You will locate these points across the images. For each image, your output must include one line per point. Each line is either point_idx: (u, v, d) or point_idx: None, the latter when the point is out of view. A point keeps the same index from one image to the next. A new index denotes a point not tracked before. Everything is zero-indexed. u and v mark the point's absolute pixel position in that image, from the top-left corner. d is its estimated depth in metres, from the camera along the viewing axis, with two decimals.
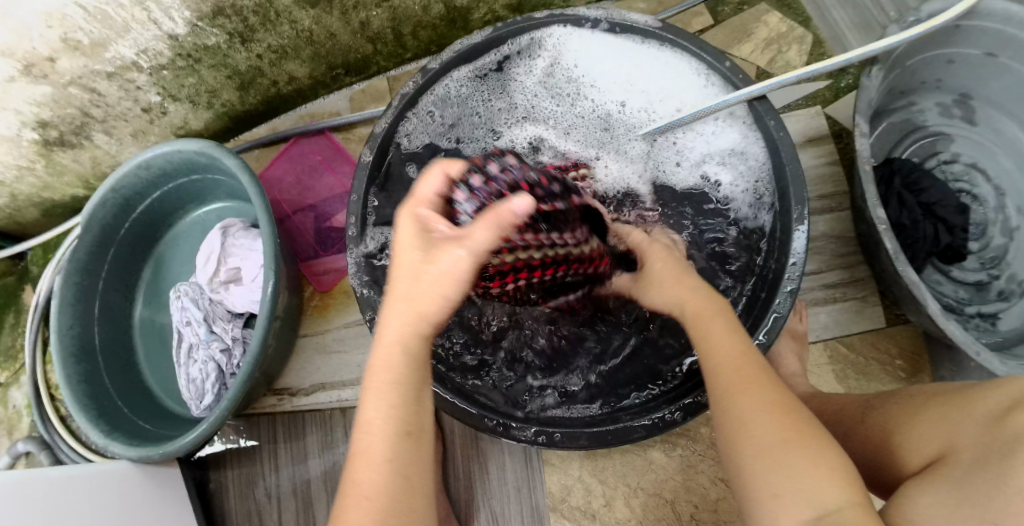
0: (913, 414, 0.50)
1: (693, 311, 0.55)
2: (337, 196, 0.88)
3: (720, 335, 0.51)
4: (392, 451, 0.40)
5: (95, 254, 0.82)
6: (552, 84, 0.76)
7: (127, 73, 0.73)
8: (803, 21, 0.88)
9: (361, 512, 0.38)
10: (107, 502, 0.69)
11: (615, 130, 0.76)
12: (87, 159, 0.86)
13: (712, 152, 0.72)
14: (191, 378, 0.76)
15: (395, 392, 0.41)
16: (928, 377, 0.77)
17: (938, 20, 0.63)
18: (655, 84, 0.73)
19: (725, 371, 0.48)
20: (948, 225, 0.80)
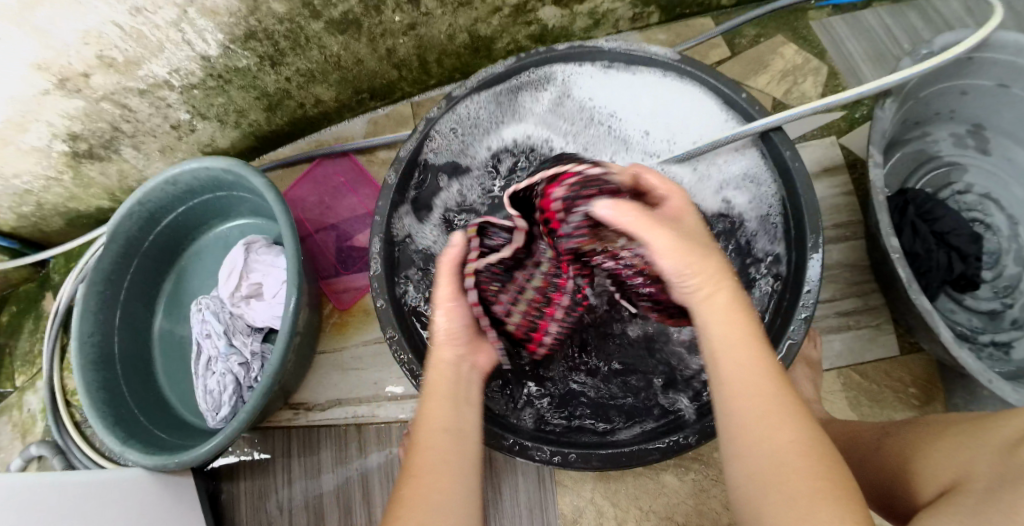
0: (927, 443, 0.51)
1: (721, 320, 0.46)
2: (359, 217, 0.90)
3: (744, 356, 0.44)
4: (441, 438, 0.46)
5: (119, 265, 0.84)
6: (570, 110, 0.77)
7: (158, 90, 0.75)
8: (818, 53, 0.90)
9: (414, 486, 0.43)
10: (120, 507, 0.70)
11: (627, 151, 0.76)
12: (115, 172, 0.89)
13: (729, 180, 0.72)
14: (209, 390, 0.78)
15: (447, 398, 0.50)
16: (941, 405, 0.78)
17: (949, 53, 0.63)
18: (674, 114, 0.74)
19: (751, 401, 0.43)
20: (961, 254, 0.80)
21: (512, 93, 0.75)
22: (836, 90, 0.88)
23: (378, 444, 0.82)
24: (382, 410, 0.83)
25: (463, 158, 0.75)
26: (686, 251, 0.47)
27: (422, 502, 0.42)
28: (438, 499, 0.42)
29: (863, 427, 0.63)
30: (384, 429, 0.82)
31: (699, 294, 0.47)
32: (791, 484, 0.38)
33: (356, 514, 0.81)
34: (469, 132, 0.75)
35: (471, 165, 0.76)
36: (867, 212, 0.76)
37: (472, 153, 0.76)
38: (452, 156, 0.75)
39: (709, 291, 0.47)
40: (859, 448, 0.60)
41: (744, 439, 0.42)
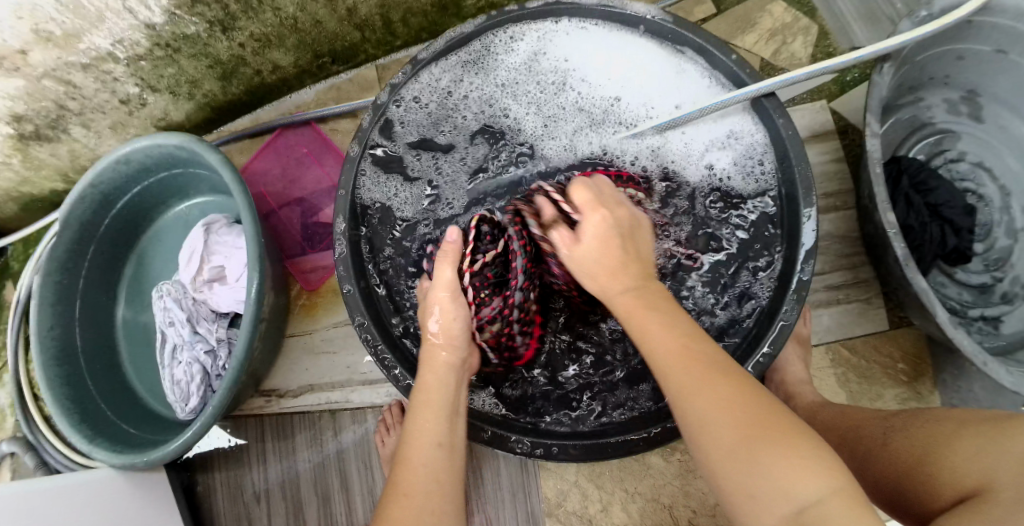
0: (941, 438, 0.50)
1: (624, 310, 0.47)
2: (324, 190, 0.85)
3: (659, 324, 0.44)
4: (427, 459, 0.46)
5: (74, 252, 0.79)
6: (539, 72, 0.71)
7: (103, 64, 0.69)
8: (808, 11, 0.85)
9: (400, 506, 0.42)
10: (93, 510, 0.67)
11: (604, 123, 0.70)
12: (65, 152, 0.83)
13: (711, 142, 0.67)
14: (175, 381, 0.73)
15: (434, 414, 0.48)
16: (930, 381, 0.76)
17: (952, 17, 0.62)
18: (654, 79, 0.69)
19: (669, 370, 0.41)
20: (954, 227, 0.78)
21: (478, 53, 0.69)
22: (828, 51, 0.84)
23: (353, 430, 0.79)
24: (356, 396, 0.79)
25: (427, 131, 0.70)
26: (601, 270, 0.49)
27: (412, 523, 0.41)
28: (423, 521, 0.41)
29: (860, 417, 0.61)
30: (359, 414, 0.79)
31: (607, 293, 0.49)
32: (721, 445, 0.36)
33: (334, 502, 0.78)
34: (430, 102, 0.69)
35: (432, 139, 0.70)
36: (859, 181, 0.73)
37: (440, 126, 0.70)
38: (419, 130, 0.70)
39: (610, 292, 0.48)
40: (860, 439, 0.58)
41: (676, 405, 0.40)
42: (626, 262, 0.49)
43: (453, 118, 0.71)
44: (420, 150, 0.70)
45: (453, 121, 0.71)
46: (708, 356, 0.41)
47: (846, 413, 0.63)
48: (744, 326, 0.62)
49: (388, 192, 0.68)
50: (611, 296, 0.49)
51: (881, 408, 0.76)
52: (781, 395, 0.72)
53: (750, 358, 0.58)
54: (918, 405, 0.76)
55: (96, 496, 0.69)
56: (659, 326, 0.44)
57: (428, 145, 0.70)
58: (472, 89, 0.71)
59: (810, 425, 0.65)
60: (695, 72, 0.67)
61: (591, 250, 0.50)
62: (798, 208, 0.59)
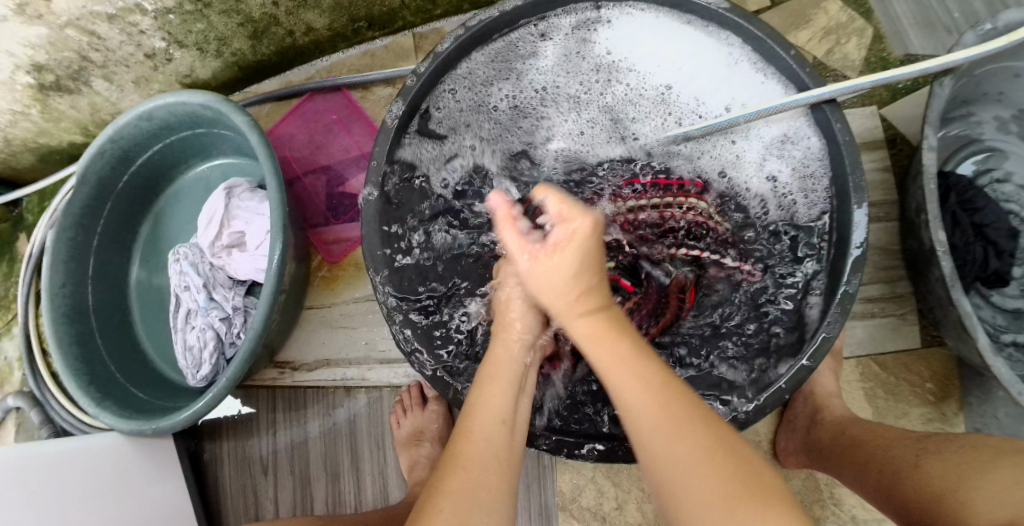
0: (975, 466, 0.47)
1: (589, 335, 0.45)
2: (352, 159, 0.83)
3: (622, 363, 0.42)
4: (488, 434, 0.42)
5: (91, 208, 0.77)
6: (580, 71, 0.71)
7: (129, 16, 0.67)
8: (865, 12, 0.80)
9: (457, 479, 0.39)
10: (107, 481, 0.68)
11: (648, 119, 0.71)
12: (86, 105, 0.81)
13: (768, 150, 0.66)
14: (189, 346, 0.72)
15: (499, 388, 0.45)
16: (957, 403, 0.74)
17: None
18: (707, 71, 0.67)
19: (638, 413, 0.40)
20: (998, 249, 0.75)
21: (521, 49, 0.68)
22: (881, 56, 0.80)
23: (366, 410, 0.78)
24: (371, 374, 0.77)
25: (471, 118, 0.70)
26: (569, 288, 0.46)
27: (466, 495, 0.38)
28: (479, 499, 0.38)
29: (892, 433, 0.59)
30: (373, 393, 0.78)
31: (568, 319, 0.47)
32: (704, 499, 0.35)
33: (343, 481, 0.77)
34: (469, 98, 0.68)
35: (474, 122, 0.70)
36: (906, 193, 0.69)
37: (484, 114, 0.70)
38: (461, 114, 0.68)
39: (572, 316, 0.46)
40: (885, 458, 0.56)
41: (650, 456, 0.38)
42: (594, 280, 0.47)
43: (501, 105, 0.71)
44: (467, 136, 0.70)
45: (501, 108, 0.71)
46: (680, 387, 0.41)
47: (873, 429, 0.61)
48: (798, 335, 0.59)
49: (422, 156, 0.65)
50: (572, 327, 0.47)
51: (906, 426, 0.73)
52: (808, 405, 0.70)
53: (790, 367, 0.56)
54: (943, 427, 0.73)
55: (113, 467, 0.69)
56: (625, 367, 0.42)
57: (471, 131, 0.70)
58: (510, 91, 0.71)
59: (835, 439, 0.63)
60: (747, 67, 0.62)
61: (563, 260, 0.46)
62: (848, 207, 0.56)
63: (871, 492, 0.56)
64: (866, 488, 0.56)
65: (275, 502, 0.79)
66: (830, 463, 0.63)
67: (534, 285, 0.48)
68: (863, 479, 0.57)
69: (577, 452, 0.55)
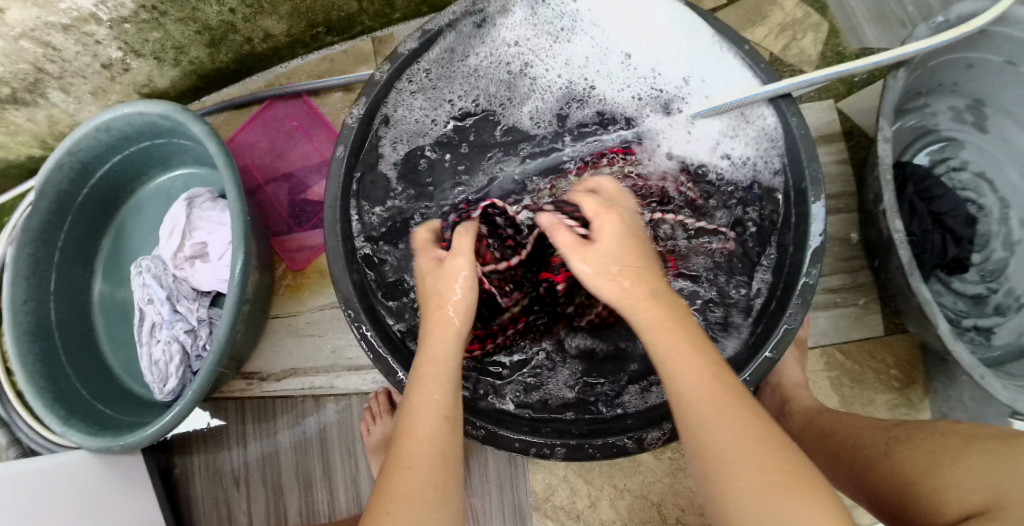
0: (947, 449, 0.49)
1: (651, 322, 0.41)
2: (314, 165, 0.82)
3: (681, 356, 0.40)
4: (434, 432, 0.41)
5: (52, 224, 0.76)
6: (544, 43, 0.69)
7: (85, 26, 0.65)
8: (820, 7, 0.82)
9: (404, 480, 0.39)
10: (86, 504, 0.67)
11: (615, 79, 0.70)
12: (43, 118, 0.79)
13: (724, 129, 0.66)
14: (154, 360, 0.71)
15: (439, 385, 0.43)
16: (921, 389, 0.75)
17: (967, 28, 0.60)
18: (667, 47, 0.66)
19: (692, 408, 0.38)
20: (956, 236, 0.77)
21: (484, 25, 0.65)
22: (837, 51, 0.81)
23: (337, 418, 0.77)
24: (340, 381, 0.77)
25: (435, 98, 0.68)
26: (625, 274, 0.44)
27: (416, 498, 0.38)
28: (427, 499, 0.38)
29: (860, 423, 0.59)
30: (343, 400, 0.77)
31: (625, 307, 0.43)
32: (741, 486, 0.34)
33: (317, 490, 0.76)
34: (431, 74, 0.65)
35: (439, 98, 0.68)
36: (864, 184, 0.71)
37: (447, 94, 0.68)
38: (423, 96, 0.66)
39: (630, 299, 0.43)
40: (859, 447, 0.56)
41: (698, 440, 0.37)
42: (646, 265, 0.45)
43: (466, 82, 0.69)
44: (429, 111, 0.68)
45: (466, 83, 0.69)
46: (739, 390, 0.39)
47: (841, 419, 0.62)
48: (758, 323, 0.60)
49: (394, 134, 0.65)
50: (634, 312, 0.42)
51: (873, 413, 0.75)
52: (776, 397, 0.71)
53: (755, 361, 0.56)
54: (908, 412, 0.75)
55: (95, 488, 0.69)
56: (683, 356, 0.39)
57: (433, 106, 0.68)
58: (473, 63, 0.68)
59: (803, 430, 0.64)
60: (708, 37, 0.61)
61: (610, 246, 0.45)
62: (804, 197, 0.57)
63: (843, 479, 0.56)
64: (839, 477, 0.57)
65: (248, 515, 0.77)
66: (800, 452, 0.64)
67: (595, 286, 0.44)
68: (836, 468, 0.57)
69: (545, 452, 0.55)
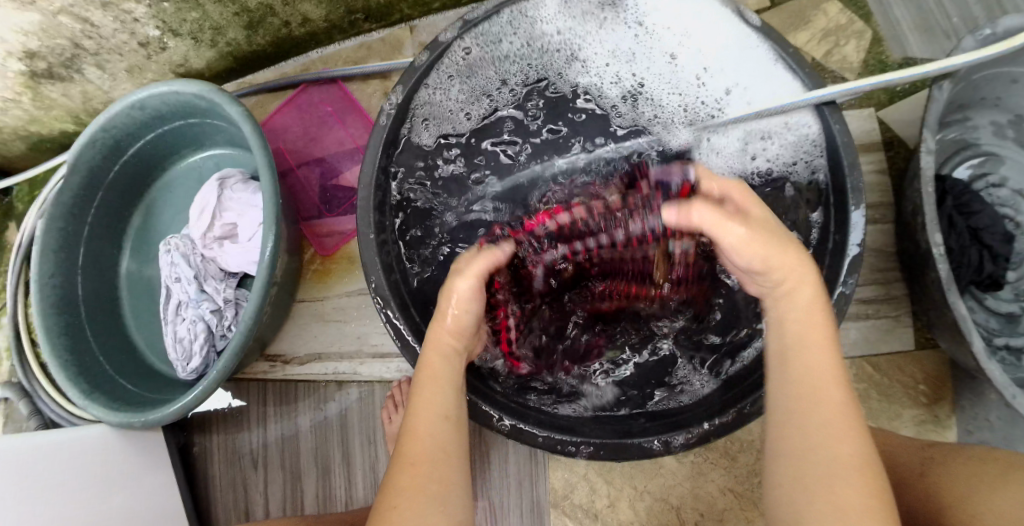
0: (987, 481, 0.46)
1: (807, 304, 0.45)
2: (346, 151, 0.82)
3: (825, 347, 0.42)
4: (436, 428, 0.44)
5: (83, 198, 0.76)
6: (588, 32, 0.68)
7: (123, 3, 0.65)
8: (864, 14, 0.80)
9: (409, 476, 0.41)
10: (106, 477, 0.68)
11: (657, 83, 0.68)
12: (78, 93, 0.80)
13: (755, 134, 0.65)
14: (179, 338, 0.71)
15: (440, 385, 0.47)
16: (949, 405, 0.74)
17: (1015, 41, 0.59)
18: (712, 46, 0.64)
19: (819, 400, 0.40)
20: (993, 253, 0.75)
21: (528, 13, 0.64)
22: (880, 59, 0.79)
23: (358, 405, 0.77)
24: (364, 369, 0.77)
25: (469, 90, 0.67)
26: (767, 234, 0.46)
27: (417, 490, 0.41)
28: (433, 490, 0.41)
29: (894, 440, 0.59)
30: (365, 388, 0.77)
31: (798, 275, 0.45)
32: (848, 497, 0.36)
33: (334, 476, 0.76)
34: (473, 62, 0.65)
35: (474, 89, 0.68)
36: (902, 195, 0.69)
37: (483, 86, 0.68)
38: (457, 86, 0.66)
39: (804, 282, 0.45)
40: (893, 465, 0.56)
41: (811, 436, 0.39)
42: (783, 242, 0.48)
43: (507, 70, 0.69)
44: (465, 99, 0.68)
45: (506, 72, 0.69)
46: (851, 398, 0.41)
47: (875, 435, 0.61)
48: None
49: (437, 113, 0.66)
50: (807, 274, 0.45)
51: (898, 428, 0.74)
52: None
53: None
54: (935, 429, 0.74)
55: (112, 462, 0.70)
56: (824, 353, 0.42)
57: (472, 91, 0.68)
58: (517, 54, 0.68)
59: None
60: (760, 52, 0.60)
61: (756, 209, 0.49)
62: (845, 202, 0.56)
63: None
64: None
65: (265, 497, 0.78)
66: None
67: (751, 253, 0.46)
68: None
69: (570, 449, 0.55)
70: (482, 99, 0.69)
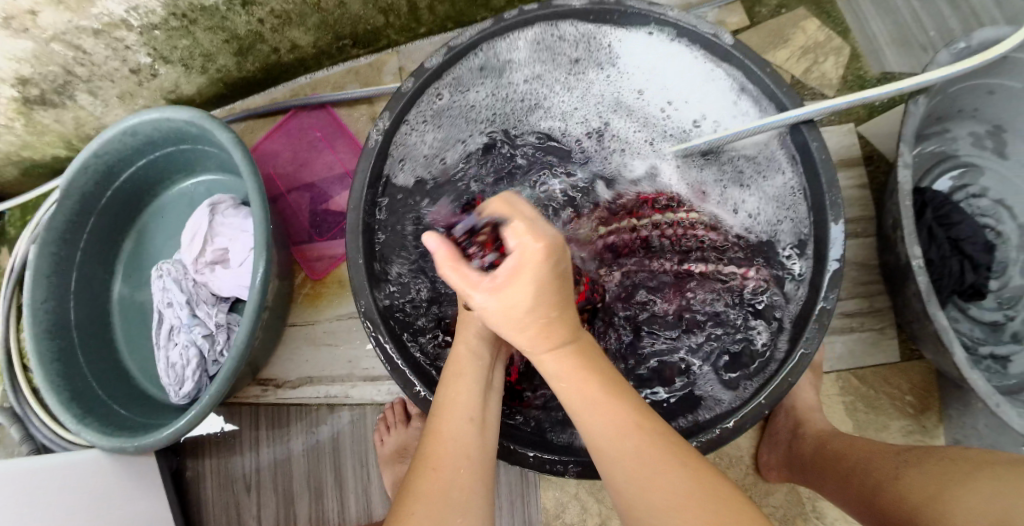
0: (956, 480, 0.47)
1: (562, 373, 0.41)
2: (336, 175, 0.83)
3: (602, 407, 0.40)
4: (459, 433, 0.43)
5: (75, 223, 0.77)
6: (559, 77, 0.70)
7: (115, 31, 0.66)
8: (842, 32, 0.82)
9: (428, 481, 0.40)
10: (95, 500, 0.67)
11: (627, 117, 0.71)
12: (71, 119, 0.80)
13: (736, 169, 0.67)
14: (171, 364, 0.71)
15: (468, 383, 0.46)
16: (936, 415, 0.74)
17: (995, 52, 0.58)
18: (683, 80, 0.66)
19: (611, 451, 0.40)
20: (974, 263, 0.76)
21: (503, 52, 0.65)
22: (858, 75, 0.81)
23: (350, 427, 0.77)
24: (355, 392, 0.77)
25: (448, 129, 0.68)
26: (529, 324, 0.38)
27: (440, 496, 0.39)
28: (452, 498, 0.39)
29: (873, 445, 0.59)
30: (356, 410, 0.77)
31: (538, 353, 0.41)
32: None
33: (327, 499, 0.76)
34: (452, 98, 0.66)
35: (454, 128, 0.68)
36: (882, 210, 0.71)
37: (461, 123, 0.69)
38: (438, 125, 0.66)
39: (540, 355, 0.40)
40: (869, 472, 0.55)
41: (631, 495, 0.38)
42: (555, 310, 0.39)
43: (485, 107, 0.69)
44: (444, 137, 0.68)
45: (485, 108, 0.69)
46: (653, 423, 0.41)
47: (858, 443, 0.61)
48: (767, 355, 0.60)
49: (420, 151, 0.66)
50: (544, 360, 0.41)
51: (886, 439, 0.74)
52: (789, 420, 0.71)
53: (769, 380, 0.56)
54: (923, 439, 0.74)
55: (99, 486, 0.69)
56: (605, 404, 0.40)
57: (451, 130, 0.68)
58: (483, 99, 0.68)
59: (816, 453, 0.64)
60: (722, 83, 0.63)
61: (517, 291, 0.37)
62: (823, 217, 0.57)
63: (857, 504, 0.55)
64: (851, 498, 0.56)
65: (258, 521, 0.78)
66: (813, 474, 0.64)
67: (502, 324, 0.40)
68: (846, 491, 0.58)
69: (558, 469, 0.55)
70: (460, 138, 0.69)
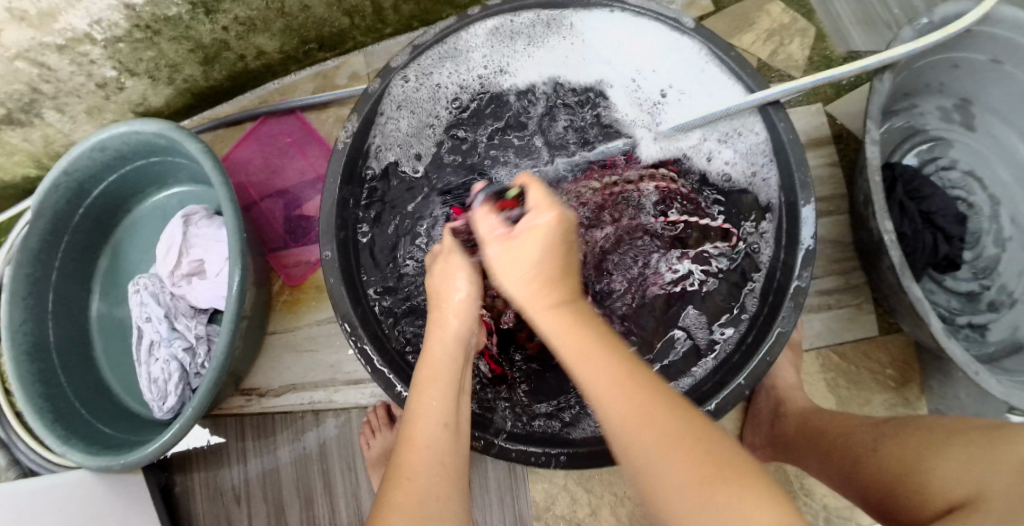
0: (931, 448, 0.48)
1: (556, 329, 0.40)
2: (308, 181, 0.82)
3: (569, 328, 0.39)
4: (431, 437, 0.42)
5: (49, 242, 0.75)
6: (519, 49, 0.68)
7: (79, 46, 0.65)
8: (807, 13, 0.83)
9: (404, 495, 0.39)
10: (93, 514, 0.67)
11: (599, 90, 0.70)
12: (38, 137, 0.79)
13: (711, 133, 0.65)
14: (153, 379, 0.71)
15: (440, 389, 0.45)
16: (918, 387, 0.75)
17: (950, 30, 0.60)
18: (650, 53, 0.66)
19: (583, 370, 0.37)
20: (947, 235, 0.77)
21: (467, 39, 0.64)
22: (824, 55, 0.82)
23: (337, 432, 0.77)
24: (339, 396, 0.77)
25: (415, 113, 0.67)
26: (533, 278, 0.42)
27: (413, 506, 0.38)
28: (429, 504, 0.39)
29: (853, 421, 0.59)
30: (342, 413, 0.77)
31: (535, 309, 0.42)
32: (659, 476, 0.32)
33: (317, 505, 0.76)
34: (417, 87, 0.65)
35: (421, 111, 0.67)
36: (853, 186, 0.71)
37: (427, 107, 0.68)
38: (403, 113, 0.66)
39: (538, 309, 0.41)
40: (850, 446, 0.56)
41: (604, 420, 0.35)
42: (557, 270, 0.43)
43: (451, 89, 0.68)
44: (412, 122, 0.67)
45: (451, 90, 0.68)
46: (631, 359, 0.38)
47: (840, 421, 0.61)
48: (750, 331, 0.60)
49: (389, 140, 0.66)
50: (540, 320, 0.41)
51: (869, 413, 0.75)
52: (771, 399, 0.71)
53: (751, 360, 0.56)
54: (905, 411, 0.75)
55: (95, 500, 0.69)
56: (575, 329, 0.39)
57: (418, 115, 0.67)
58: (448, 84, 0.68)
59: (800, 432, 0.64)
60: (694, 52, 0.62)
61: (523, 248, 0.43)
62: (795, 199, 0.57)
63: (839, 479, 0.56)
64: (834, 475, 0.57)
65: None
66: (796, 452, 0.64)
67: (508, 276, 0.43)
68: (828, 468, 0.58)
69: (544, 460, 0.55)
70: (428, 119, 0.69)
